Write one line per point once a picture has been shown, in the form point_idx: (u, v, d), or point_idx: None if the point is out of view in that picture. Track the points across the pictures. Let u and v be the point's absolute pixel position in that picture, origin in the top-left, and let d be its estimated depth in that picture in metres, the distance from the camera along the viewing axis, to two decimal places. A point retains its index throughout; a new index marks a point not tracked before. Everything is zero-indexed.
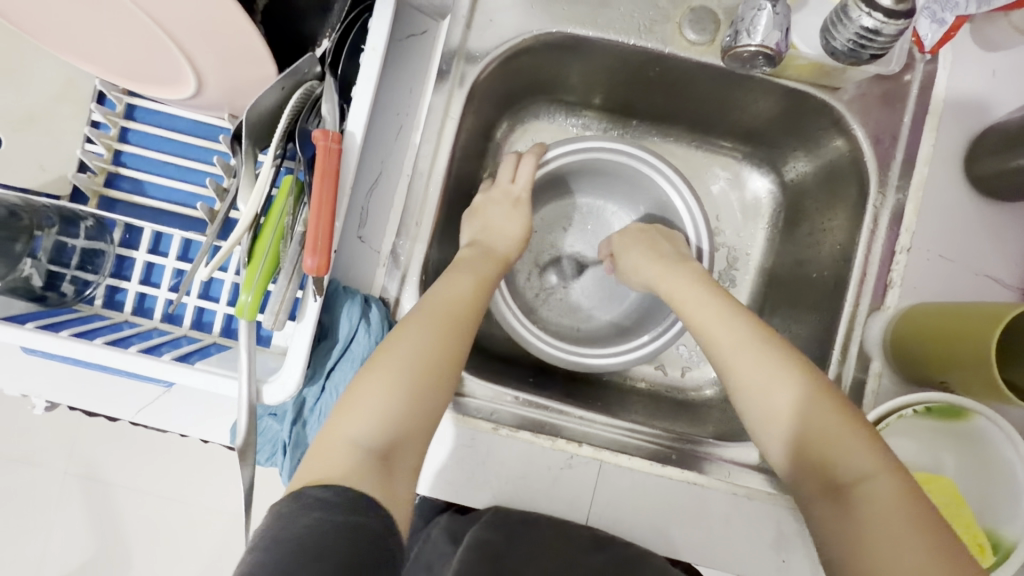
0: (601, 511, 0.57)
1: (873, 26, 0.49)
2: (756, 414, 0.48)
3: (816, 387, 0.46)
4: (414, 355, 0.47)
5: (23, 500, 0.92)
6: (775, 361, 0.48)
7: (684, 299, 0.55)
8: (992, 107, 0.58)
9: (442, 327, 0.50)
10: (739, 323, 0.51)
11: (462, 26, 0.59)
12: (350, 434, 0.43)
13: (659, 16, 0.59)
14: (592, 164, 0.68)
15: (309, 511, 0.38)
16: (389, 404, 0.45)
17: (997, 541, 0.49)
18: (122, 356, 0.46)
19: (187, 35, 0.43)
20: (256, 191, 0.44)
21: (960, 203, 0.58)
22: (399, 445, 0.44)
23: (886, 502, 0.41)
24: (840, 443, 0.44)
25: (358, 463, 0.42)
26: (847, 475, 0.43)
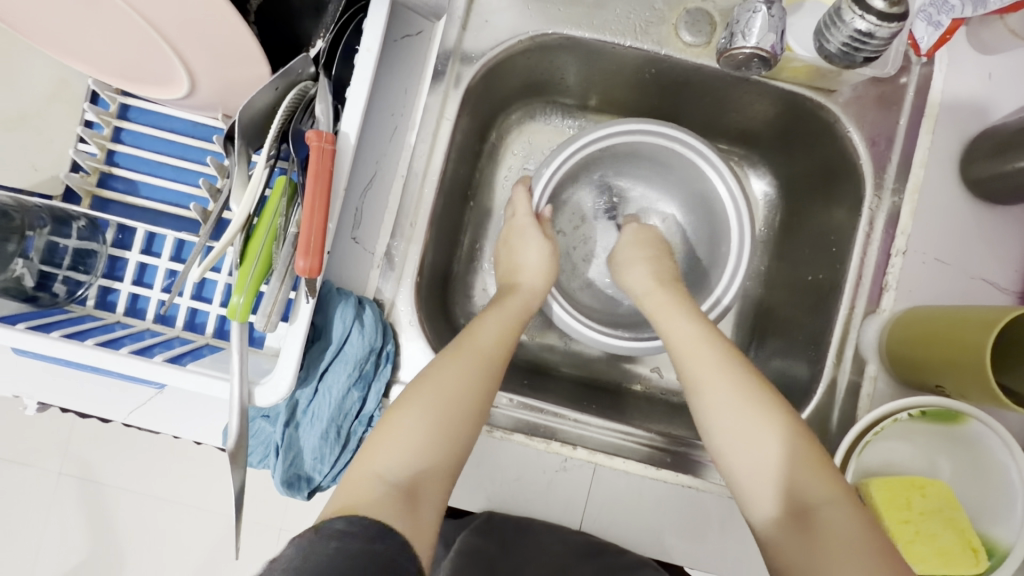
0: (596, 514, 0.57)
1: (867, 28, 0.49)
2: (727, 432, 0.47)
3: (782, 412, 0.46)
4: (446, 393, 0.47)
5: (15, 501, 0.91)
6: (750, 381, 0.48)
7: (665, 316, 0.56)
8: (987, 110, 0.58)
9: (473, 364, 0.50)
10: (713, 342, 0.52)
11: (458, 27, 0.59)
12: (376, 466, 0.43)
13: (654, 17, 0.59)
14: (636, 146, 0.66)
15: (330, 540, 0.36)
16: (420, 438, 0.45)
17: (991, 546, 0.49)
18: (112, 358, 0.46)
19: (180, 35, 0.43)
20: (249, 192, 0.44)
21: (956, 206, 0.58)
22: (426, 478, 0.44)
23: (846, 528, 0.41)
24: (799, 466, 0.44)
25: (381, 496, 0.41)
26: (814, 501, 0.42)
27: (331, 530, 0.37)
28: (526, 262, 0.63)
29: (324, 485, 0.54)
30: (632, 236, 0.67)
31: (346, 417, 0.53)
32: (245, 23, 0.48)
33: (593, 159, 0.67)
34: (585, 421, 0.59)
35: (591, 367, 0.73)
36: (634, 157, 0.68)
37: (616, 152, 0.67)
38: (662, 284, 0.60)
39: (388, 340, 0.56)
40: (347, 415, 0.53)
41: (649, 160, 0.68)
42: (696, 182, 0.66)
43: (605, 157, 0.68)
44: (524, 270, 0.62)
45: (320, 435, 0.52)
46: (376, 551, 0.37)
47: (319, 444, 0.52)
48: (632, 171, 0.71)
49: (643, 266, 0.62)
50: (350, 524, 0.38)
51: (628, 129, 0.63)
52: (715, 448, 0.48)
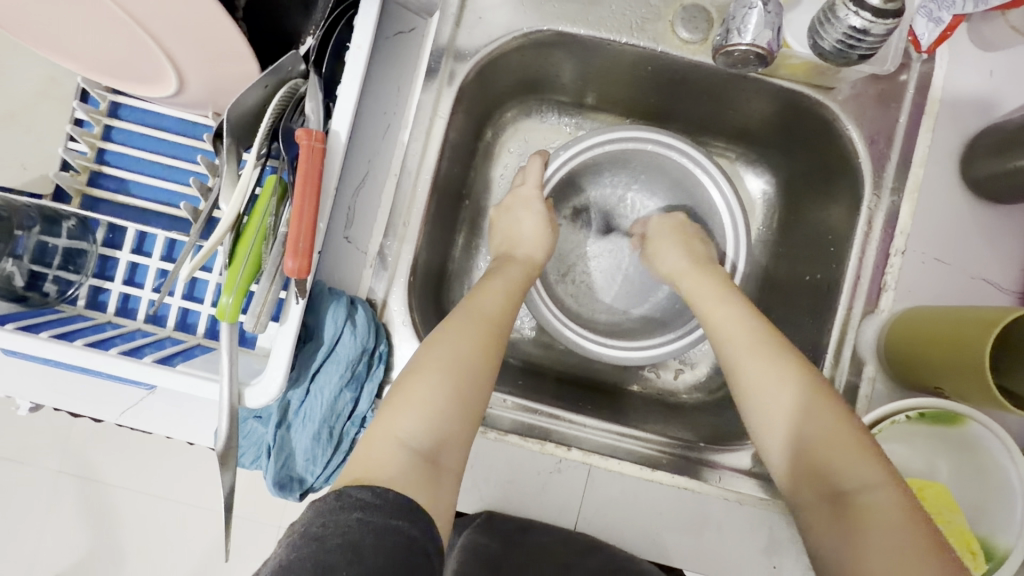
0: (591, 515, 0.56)
1: (861, 25, 0.48)
2: (766, 418, 0.47)
3: (826, 400, 0.45)
4: (461, 356, 0.46)
5: (13, 501, 0.91)
6: (789, 368, 0.47)
7: (706, 301, 0.55)
8: (987, 107, 0.57)
9: (486, 330, 0.49)
10: (757, 331, 0.51)
11: (451, 24, 0.58)
12: (395, 431, 0.42)
13: (650, 14, 0.58)
14: (642, 157, 0.65)
15: (352, 511, 0.37)
16: (442, 403, 0.44)
17: (991, 550, 0.49)
18: (100, 358, 0.46)
19: (166, 33, 0.43)
20: (238, 191, 0.44)
21: (956, 206, 0.57)
22: (446, 442, 0.43)
23: (887, 514, 0.40)
24: (844, 450, 0.43)
25: (405, 463, 0.41)
26: (850, 486, 0.42)
27: (352, 500, 0.37)
28: (520, 237, 0.61)
29: (317, 486, 0.53)
30: (654, 228, 0.66)
31: (338, 419, 0.53)
32: (233, 20, 0.48)
33: (595, 165, 0.67)
34: (580, 422, 0.59)
35: (588, 367, 0.72)
36: (643, 166, 0.68)
37: (620, 160, 0.67)
38: (699, 269, 0.58)
39: (381, 340, 0.55)
40: (339, 416, 0.52)
41: (657, 170, 0.68)
42: (690, 186, 0.66)
43: (612, 163, 0.67)
44: (521, 247, 0.60)
45: (311, 437, 0.51)
46: (395, 529, 0.37)
47: (311, 445, 0.51)
48: (643, 181, 0.71)
49: (677, 248, 0.61)
50: (373, 496, 0.38)
51: (616, 137, 0.63)
52: (756, 432, 0.48)
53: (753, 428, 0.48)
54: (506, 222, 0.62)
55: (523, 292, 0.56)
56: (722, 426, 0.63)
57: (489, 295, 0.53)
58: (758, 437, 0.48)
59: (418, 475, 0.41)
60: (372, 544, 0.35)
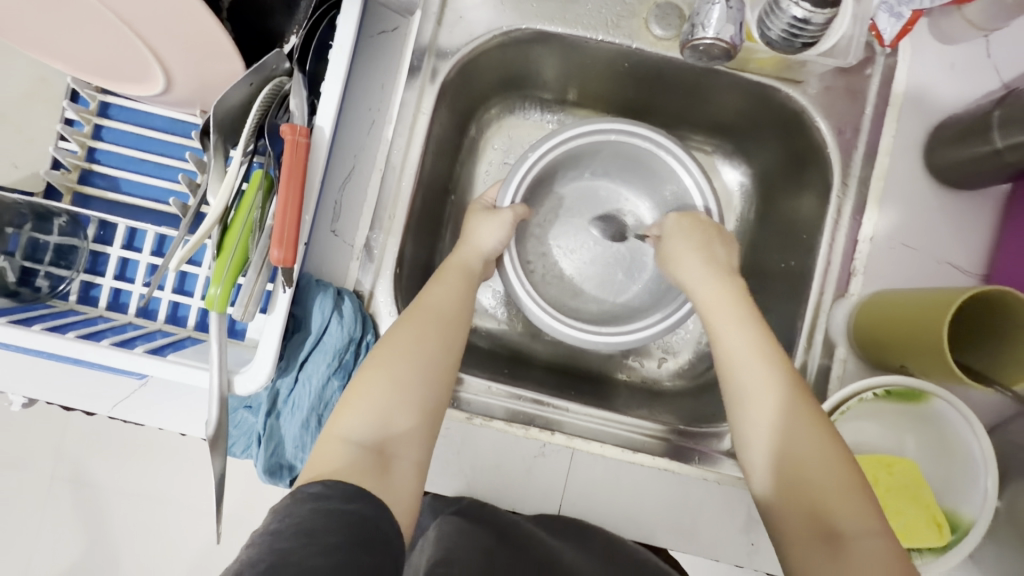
0: (574, 498, 0.58)
1: (803, 15, 0.51)
2: (768, 446, 0.47)
3: (831, 435, 0.46)
4: (405, 355, 0.48)
5: (6, 505, 0.91)
6: (798, 404, 0.48)
7: (722, 320, 0.53)
8: (949, 99, 0.59)
9: (433, 324, 0.51)
10: (772, 359, 0.50)
11: (432, 23, 0.60)
12: (340, 429, 0.44)
13: (625, 12, 0.60)
14: (612, 147, 0.66)
15: (305, 502, 0.38)
16: (385, 398, 0.46)
17: (957, 521, 0.51)
18: (92, 350, 0.47)
19: (154, 32, 0.44)
20: (225, 186, 0.45)
21: (920, 193, 0.59)
22: (393, 437, 0.45)
23: (877, 558, 0.41)
24: (845, 490, 0.44)
25: (350, 458, 0.43)
26: (847, 528, 0.43)
27: (303, 493, 0.38)
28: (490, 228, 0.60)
29: None
30: (671, 228, 0.61)
31: (326, 406, 0.54)
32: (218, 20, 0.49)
33: (566, 160, 0.68)
34: (564, 408, 0.60)
35: (572, 357, 0.73)
36: (613, 156, 0.69)
37: (589, 154, 0.67)
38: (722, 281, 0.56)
39: (368, 330, 0.57)
40: (327, 404, 0.54)
41: (628, 159, 0.68)
42: (663, 172, 0.67)
43: (583, 155, 0.68)
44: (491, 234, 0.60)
45: (300, 425, 0.53)
46: (348, 511, 0.38)
47: (300, 433, 0.53)
48: (615, 169, 0.72)
49: (694, 263, 0.58)
50: (325, 487, 0.39)
51: (583, 130, 0.63)
52: (752, 461, 0.49)
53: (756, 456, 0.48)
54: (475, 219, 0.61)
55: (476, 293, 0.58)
56: (703, 409, 0.65)
57: (442, 294, 0.54)
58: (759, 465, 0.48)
59: (365, 467, 0.43)
60: (325, 525, 0.36)
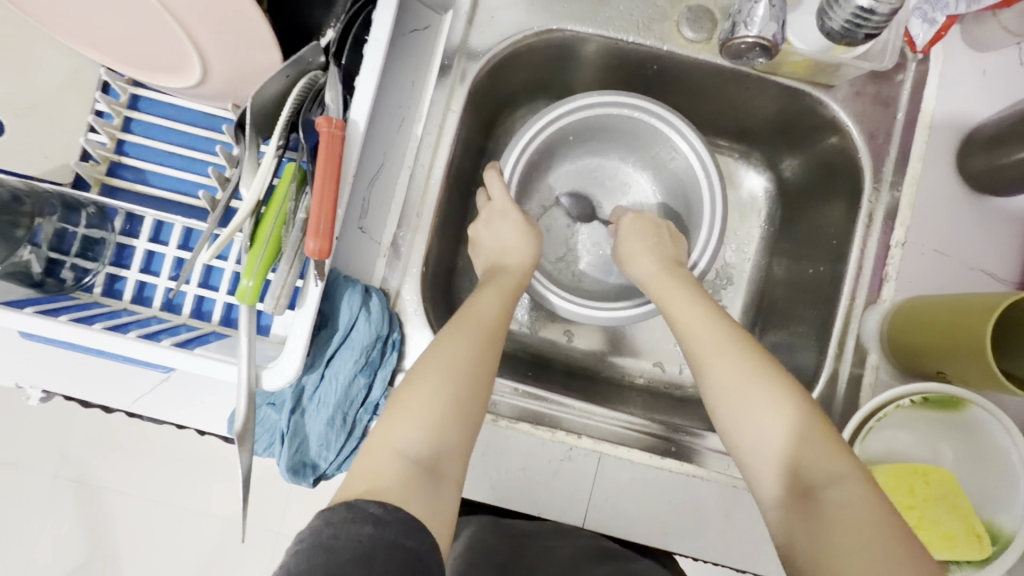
0: (600, 504, 0.57)
1: (868, 6, 0.48)
2: (734, 412, 0.46)
3: (796, 390, 0.45)
4: (458, 364, 0.46)
5: (13, 502, 0.90)
6: (757, 364, 0.47)
7: (671, 296, 0.54)
8: (981, 107, 0.59)
9: (481, 337, 0.49)
10: (725, 326, 0.50)
11: (463, 23, 0.60)
12: (393, 441, 0.43)
13: (657, 15, 0.60)
14: (633, 127, 0.65)
15: (364, 525, 0.37)
16: (439, 414, 0.44)
17: (995, 532, 0.49)
18: (119, 342, 0.46)
19: (195, 19, 0.44)
20: (259, 178, 0.45)
21: (953, 199, 0.59)
22: (445, 451, 0.43)
23: (856, 510, 0.39)
24: (813, 444, 0.43)
25: (405, 474, 0.41)
26: (818, 483, 0.41)
27: (363, 513, 0.37)
28: (504, 243, 0.61)
29: (329, 474, 0.54)
30: (626, 227, 0.63)
31: (352, 405, 0.53)
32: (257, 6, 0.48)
33: (584, 130, 0.67)
34: (590, 412, 0.59)
35: (593, 361, 0.73)
36: (620, 133, 0.68)
37: (599, 127, 0.67)
38: (665, 270, 0.57)
39: (394, 328, 0.56)
40: (353, 402, 0.53)
41: (636, 138, 0.68)
42: (659, 143, 0.66)
43: (580, 134, 0.68)
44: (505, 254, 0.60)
45: (326, 422, 0.52)
46: (405, 546, 0.37)
47: (325, 431, 0.52)
48: (621, 146, 0.70)
49: (650, 252, 0.59)
50: (384, 512, 0.38)
51: (589, 106, 0.62)
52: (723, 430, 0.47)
53: (722, 424, 0.47)
54: (489, 238, 0.62)
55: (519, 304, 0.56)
56: None
57: (485, 303, 0.53)
58: (728, 435, 0.47)
59: (417, 484, 0.41)
60: (384, 558, 0.35)
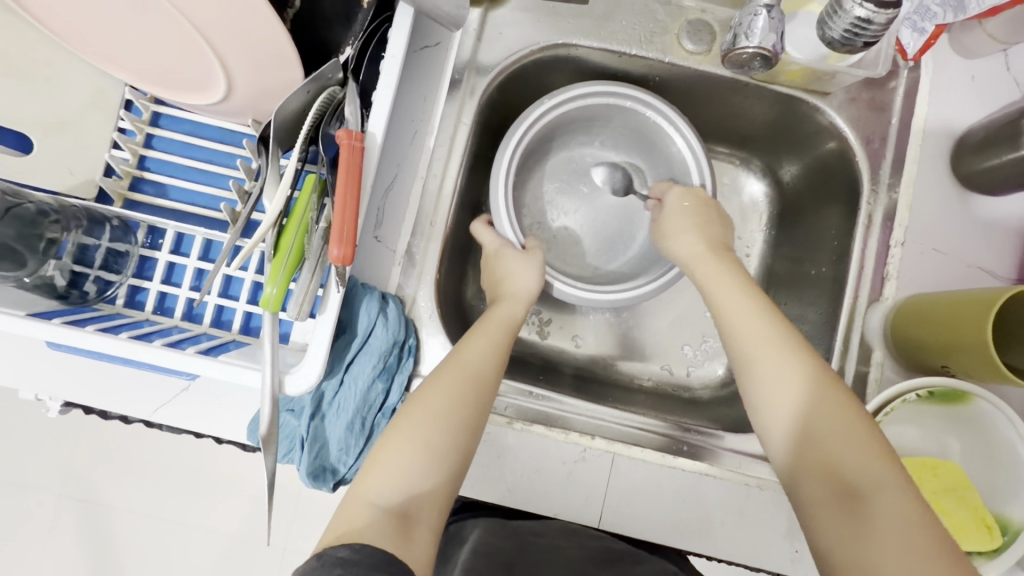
0: (615, 504, 0.58)
1: (865, 16, 0.50)
2: (775, 406, 0.47)
3: (835, 390, 0.46)
4: (434, 413, 0.48)
5: (22, 519, 0.90)
6: (799, 360, 0.48)
7: (716, 290, 0.54)
8: (972, 111, 0.61)
9: (465, 386, 0.50)
10: (771, 321, 0.50)
11: (472, 39, 0.62)
12: (366, 491, 0.44)
13: (658, 28, 0.63)
14: (624, 116, 0.65)
15: (334, 567, 0.36)
16: (412, 462, 0.45)
17: (1006, 524, 0.50)
18: (145, 351, 0.47)
19: (223, 39, 0.46)
20: (281, 190, 0.46)
21: (948, 200, 0.61)
22: (417, 498, 0.45)
23: (900, 515, 0.40)
24: (857, 442, 0.43)
25: (377, 521, 0.42)
26: (861, 485, 0.42)
27: (332, 558, 0.37)
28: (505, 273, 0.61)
29: (348, 478, 0.54)
30: (671, 202, 0.62)
31: (371, 409, 0.54)
32: (281, 19, 0.50)
33: (574, 121, 0.67)
34: (603, 414, 0.60)
35: (602, 366, 0.74)
36: (612, 122, 0.67)
37: (594, 117, 0.66)
38: (713, 257, 0.57)
39: (410, 334, 0.57)
40: (371, 406, 0.54)
41: (630, 128, 0.67)
42: (650, 134, 0.66)
43: (577, 122, 0.67)
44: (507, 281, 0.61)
45: (345, 427, 0.53)
46: None
47: (345, 435, 0.53)
48: (612, 135, 0.70)
49: (693, 233, 0.59)
50: (353, 552, 0.38)
51: (592, 93, 0.62)
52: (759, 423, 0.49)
53: (759, 417, 0.49)
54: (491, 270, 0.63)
55: (510, 344, 0.56)
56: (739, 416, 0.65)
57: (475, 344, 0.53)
58: (764, 429, 0.48)
59: (388, 530, 0.42)
60: None
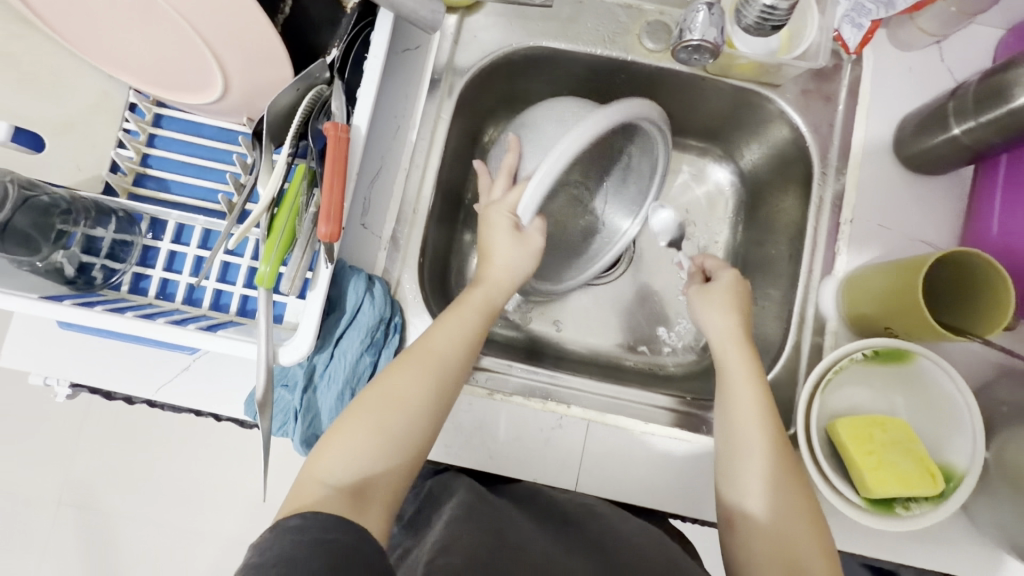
0: (590, 469, 0.61)
1: (771, 3, 0.56)
2: (758, 479, 0.52)
3: (806, 487, 0.51)
4: (393, 398, 0.51)
5: (32, 511, 0.94)
6: (783, 451, 0.53)
7: (730, 369, 0.58)
8: (910, 99, 0.67)
9: (426, 375, 0.53)
10: (768, 405, 0.55)
11: (450, 43, 0.68)
12: (319, 472, 0.47)
13: (620, 29, 0.68)
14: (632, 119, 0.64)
15: (289, 534, 0.38)
16: (365, 444, 0.49)
17: (950, 472, 0.54)
18: (149, 328, 0.51)
19: (221, 41, 0.51)
20: (275, 177, 0.51)
21: (892, 180, 0.65)
22: (369, 477, 0.48)
23: None
24: (811, 533, 0.49)
25: (327, 497, 0.45)
26: (812, 572, 0.47)
27: (285, 527, 0.39)
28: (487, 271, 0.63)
29: None
30: (725, 281, 0.64)
31: (360, 381, 0.58)
32: (273, 21, 0.56)
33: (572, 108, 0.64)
34: (578, 384, 0.65)
35: (582, 347, 0.78)
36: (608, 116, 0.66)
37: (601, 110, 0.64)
38: (745, 339, 0.60)
39: (396, 312, 0.61)
40: (360, 378, 0.58)
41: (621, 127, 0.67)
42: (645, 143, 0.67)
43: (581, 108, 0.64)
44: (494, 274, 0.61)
45: (336, 397, 0.57)
46: (328, 539, 0.39)
47: (336, 405, 0.57)
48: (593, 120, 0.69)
49: (726, 313, 0.62)
50: (303, 519, 0.40)
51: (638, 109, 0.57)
52: (730, 497, 0.53)
53: (740, 493, 0.52)
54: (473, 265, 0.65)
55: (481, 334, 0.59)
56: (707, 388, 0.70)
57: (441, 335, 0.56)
58: (741, 504, 0.52)
59: (338, 503, 0.45)
60: (308, 558, 0.36)
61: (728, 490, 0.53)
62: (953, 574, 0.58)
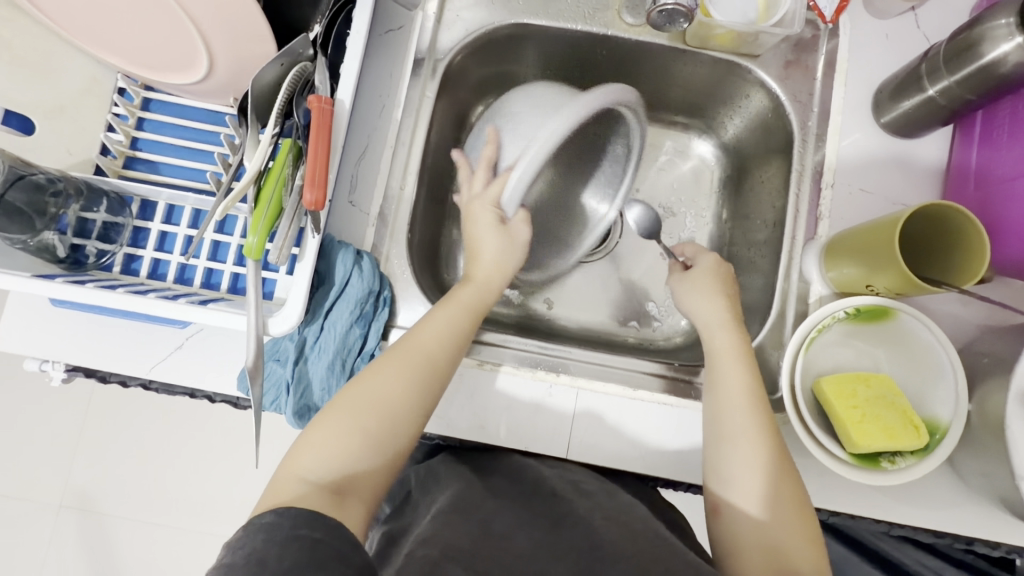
0: (581, 436, 0.62)
1: None
2: (741, 460, 0.51)
3: (787, 468, 0.51)
4: (379, 397, 0.49)
5: (38, 495, 0.96)
6: (764, 430, 0.52)
7: (722, 353, 0.58)
8: (887, 66, 0.68)
9: (410, 374, 0.51)
10: (757, 386, 0.55)
11: (432, 22, 0.68)
12: (299, 468, 0.45)
13: (600, 5, 0.70)
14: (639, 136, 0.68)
15: (257, 534, 0.37)
16: (349, 442, 0.47)
17: (934, 425, 0.55)
18: (139, 302, 0.52)
19: (206, 17, 0.52)
20: (260, 152, 0.52)
21: (873, 145, 0.66)
22: (351, 477, 0.46)
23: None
24: (790, 516, 0.49)
25: (306, 494, 0.43)
26: (793, 556, 0.47)
27: (256, 525, 0.38)
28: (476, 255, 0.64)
29: None
30: (706, 266, 0.66)
31: (350, 352, 0.59)
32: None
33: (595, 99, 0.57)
34: (568, 352, 0.65)
35: (574, 323, 0.78)
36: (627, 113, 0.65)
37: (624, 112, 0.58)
38: (734, 323, 0.60)
39: (385, 287, 0.62)
40: (350, 350, 0.59)
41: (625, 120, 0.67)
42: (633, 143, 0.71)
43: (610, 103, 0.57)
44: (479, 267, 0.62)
45: (327, 367, 0.58)
46: (298, 537, 0.38)
47: (326, 376, 0.58)
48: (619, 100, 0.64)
49: (715, 298, 0.62)
50: (276, 516, 0.39)
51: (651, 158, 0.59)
52: (716, 478, 0.53)
53: (726, 475, 0.52)
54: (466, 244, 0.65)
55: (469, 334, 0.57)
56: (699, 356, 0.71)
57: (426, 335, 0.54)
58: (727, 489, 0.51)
59: (318, 500, 0.43)
60: (275, 554, 0.36)
61: (713, 473, 0.53)
62: (940, 530, 0.59)
